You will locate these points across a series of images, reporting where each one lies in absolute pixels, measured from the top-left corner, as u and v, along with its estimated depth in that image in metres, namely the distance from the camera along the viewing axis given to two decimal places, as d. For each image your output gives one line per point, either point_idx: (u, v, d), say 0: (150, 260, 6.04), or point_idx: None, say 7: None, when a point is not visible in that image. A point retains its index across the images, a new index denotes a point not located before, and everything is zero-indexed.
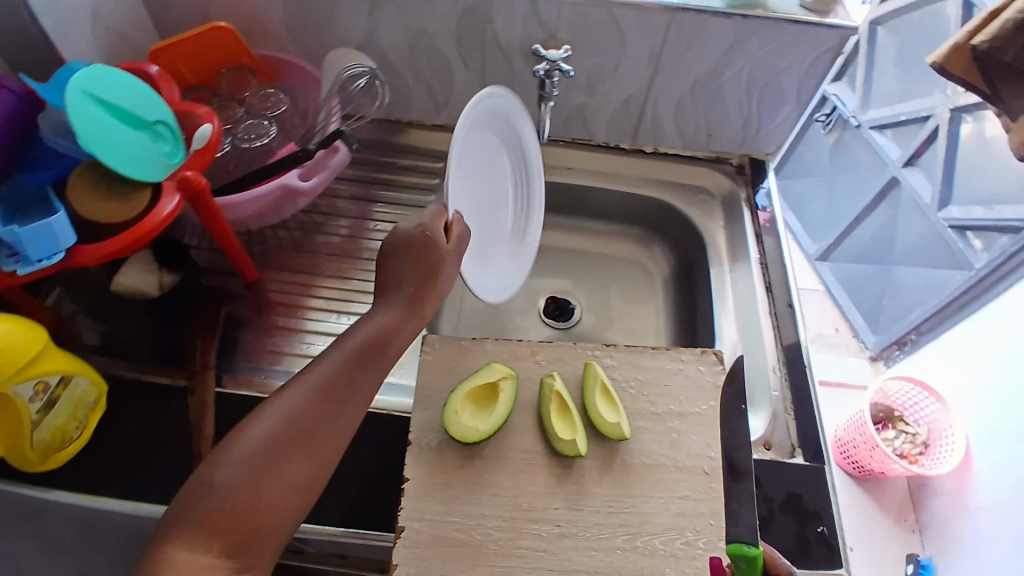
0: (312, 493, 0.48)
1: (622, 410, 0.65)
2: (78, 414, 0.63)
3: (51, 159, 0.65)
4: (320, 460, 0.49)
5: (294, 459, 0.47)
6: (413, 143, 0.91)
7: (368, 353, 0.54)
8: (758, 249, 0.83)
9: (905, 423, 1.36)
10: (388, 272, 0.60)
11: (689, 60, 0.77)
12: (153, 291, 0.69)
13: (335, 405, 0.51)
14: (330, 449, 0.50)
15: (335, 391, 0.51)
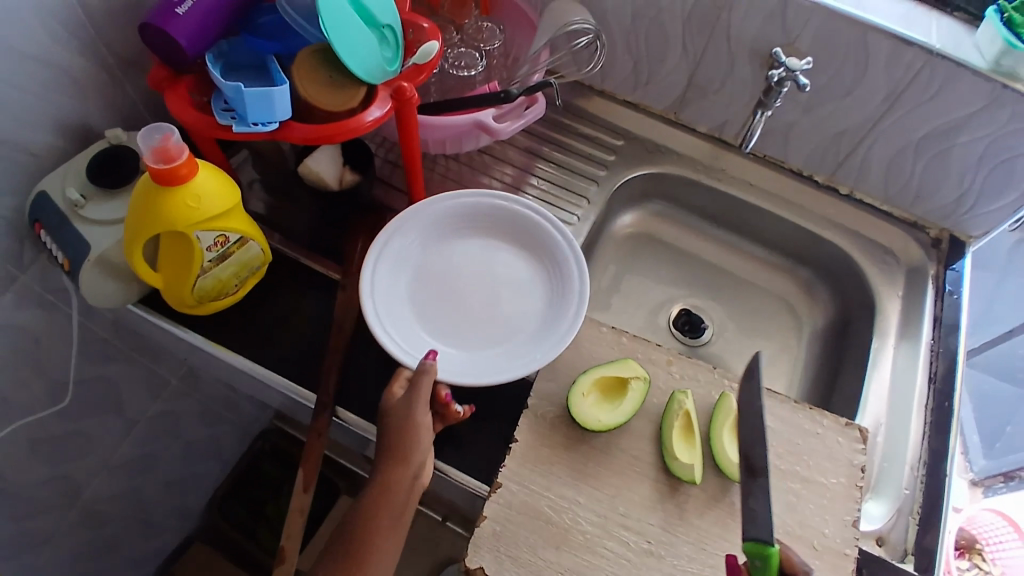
0: (392, 539, 0.55)
1: None
2: (240, 275, 0.66)
3: (278, 32, 0.65)
4: (389, 526, 0.55)
5: (368, 546, 0.54)
6: (598, 113, 0.87)
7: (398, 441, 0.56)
8: (933, 333, 0.75)
9: (982, 558, 1.25)
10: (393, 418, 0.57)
11: (928, 112, 0.70)
12: (332, 184, 0.70)
13: (390, 484, 0.55)
14: (396, 517, 0.55)
15: (386, 482, 0.55)
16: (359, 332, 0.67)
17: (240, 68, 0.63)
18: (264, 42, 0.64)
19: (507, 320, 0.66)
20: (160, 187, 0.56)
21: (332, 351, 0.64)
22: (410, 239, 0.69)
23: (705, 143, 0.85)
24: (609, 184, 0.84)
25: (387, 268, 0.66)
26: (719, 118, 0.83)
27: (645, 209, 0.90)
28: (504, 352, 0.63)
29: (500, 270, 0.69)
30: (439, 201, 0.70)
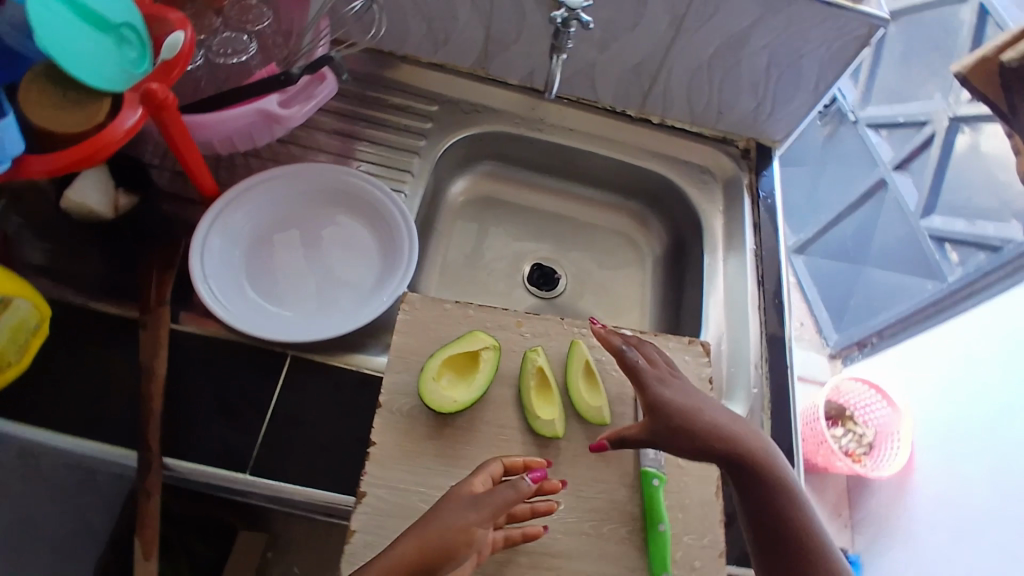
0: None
1: (604, 394, 0.63)
2: (18, 340, 0.56)
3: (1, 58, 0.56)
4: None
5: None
6: (405, 80, 0.83)
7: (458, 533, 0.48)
8: (755, 239, 0.81)
9: (854, 422, 1.40)
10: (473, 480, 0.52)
11: (712, 30, 0.72)
12: (105, 212, 0.61)
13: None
14: None
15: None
16: (179, 371, 0.60)
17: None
18: None
19: (354, 270, 0.69)
20: None
21: (148, 401, 0.56)
22: (234, 225, 0.67)
23: (519, 95, 0.84)
24: (431, 153, 0.80)
25: (216, 258, 0.64)
26: (527, 67, 0.81)
27: (476, 171, 0.88)
28: (355, 300, 0.67)
29: (335, 230, 0.71)
30: (259, 184, 0.69)
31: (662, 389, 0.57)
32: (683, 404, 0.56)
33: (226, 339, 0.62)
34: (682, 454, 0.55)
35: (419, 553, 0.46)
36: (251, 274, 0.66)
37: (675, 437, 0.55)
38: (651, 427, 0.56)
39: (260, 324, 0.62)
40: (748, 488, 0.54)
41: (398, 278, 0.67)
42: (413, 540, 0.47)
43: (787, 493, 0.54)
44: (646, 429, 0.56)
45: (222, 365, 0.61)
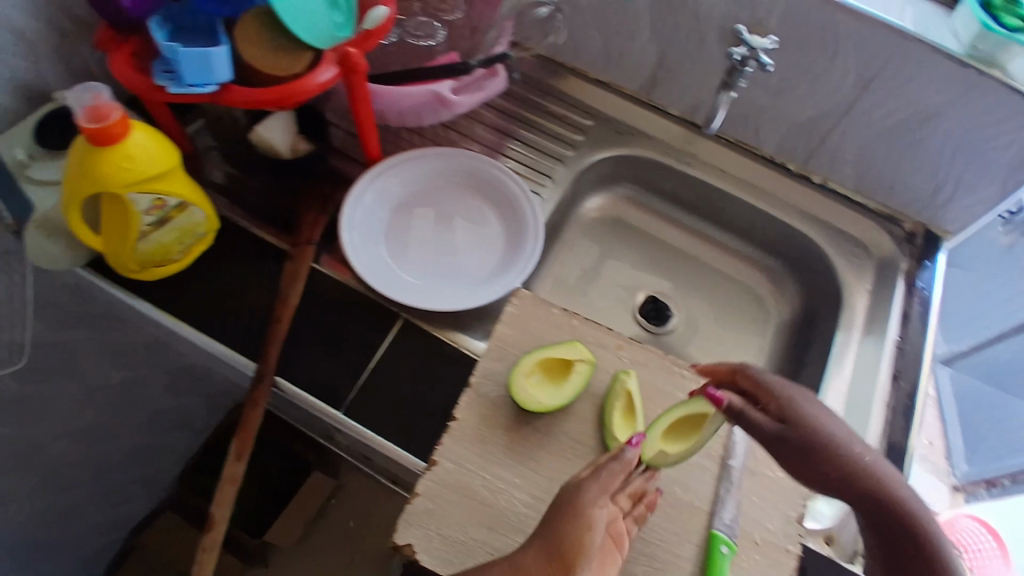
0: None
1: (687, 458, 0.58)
2: (184, 240, 0.63)
3: None
4: None
5: None
6: (567, 91, 0.85)
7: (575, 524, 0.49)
8: (901, 330, 0.74)
9: None
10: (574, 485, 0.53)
11: (902, 97, 0.67)
12: (285, 152, 0.68)
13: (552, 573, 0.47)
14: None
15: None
16: (307, 304, 0.65)
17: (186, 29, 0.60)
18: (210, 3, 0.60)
19: (477, 263, 0.72)
20: (91, 146, 0.53)
21: (278, 323, 0.63)
22: (388, 189, 0.73)
23: (676, 126, 0.83)
24: (575, 165, 0.82)
25: (365, 212, 0.70)
26: (692, 100, 0.80)
27: (615, 192, 0.88)
28: (475, 283, 0.70)
29: (476, 224, 0.74)
30: (418, 158, 0.74)
31: (799, 407, 0.56)
32: (817, 426, 0.55)
33: (352, 287, 0.67)
34: (812, 478, 0.54)
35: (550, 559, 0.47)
36: (390, 234, 0.71)
37: (811, 454, 0.54)
38: (778, 439, 0.55)
39: (383, 281, 0.67)
40: (886, 522, 0.53)
41: (516, 272, 0.69)
42: (546, 549, 0.48)
43: (936, 563, 0.51)
44: (774, 440, 0.55)
45: (343, 312, 0.66)
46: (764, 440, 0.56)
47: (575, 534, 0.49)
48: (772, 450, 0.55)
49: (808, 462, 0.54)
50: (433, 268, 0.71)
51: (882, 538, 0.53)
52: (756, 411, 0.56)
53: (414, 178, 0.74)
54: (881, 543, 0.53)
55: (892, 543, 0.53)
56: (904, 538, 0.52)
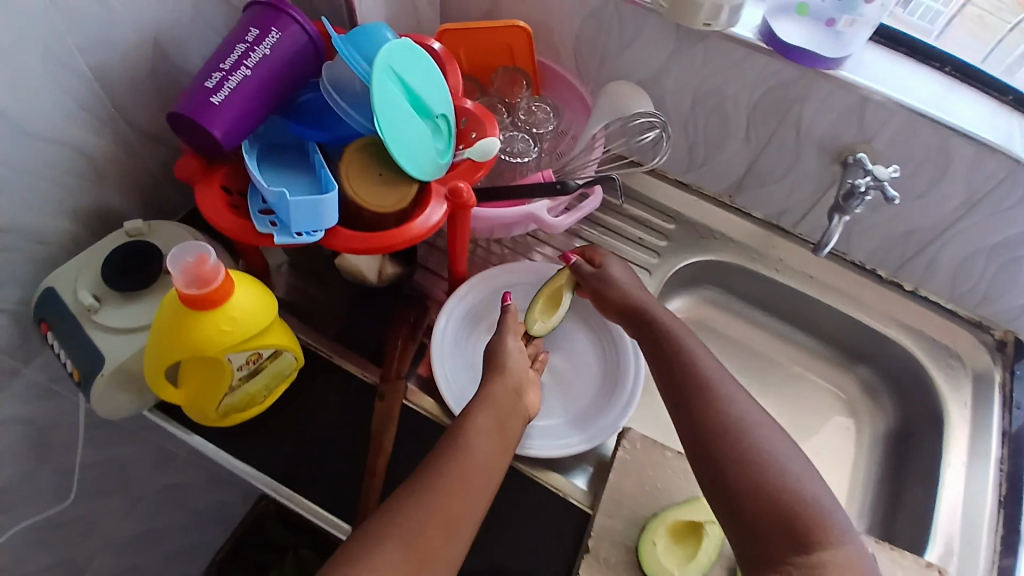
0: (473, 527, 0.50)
1: None
2: (271, 383, 0.58)
3: (321, 117, 0.59)
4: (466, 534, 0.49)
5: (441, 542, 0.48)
6: (647, 193, 0.82)
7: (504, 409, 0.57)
8: (1003, 450, 0.71)
9: None
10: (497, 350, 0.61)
11: (1011, 219, 0.65)
12: (372, 278, 0.65)
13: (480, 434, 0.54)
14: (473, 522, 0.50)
15: (461, 470, 0.51)
16: (401, 449, 0.60)
17: (279, 151, 0.59)
18: (306, 129, 0.58)
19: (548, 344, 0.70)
20: (190, 311, 0.48)
21: (371, 476, 0.57)
22: (475, 312, 0.68)
23: (759, 229, 0.80)
24: (661, 273, 0.78)
25: (454, 344, 0.66)
26: (778, 205, 0.78)
27: (697, 295, 0.84)
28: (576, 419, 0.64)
29: (563, 341, 0.70)
30: (504, 273, 0.70)
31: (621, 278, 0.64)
32: (624, 291, 0.63)
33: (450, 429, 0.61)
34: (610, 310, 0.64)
35: (492, 424, 0.55)
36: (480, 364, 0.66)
37: (604, 289, 0.64)
38: (594, 276, 0.64)
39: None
40: (683, 419, 0.54)
41: (621, 407, 0.64)
42: (490, 415, 0.56)
43: (748, 439, 0.50)
44: (589, 278, 0.65)
45: None
46: (585, 282, 0.65)
47: (497, 387, 0.58)
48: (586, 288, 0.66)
49: (606, 288, 0.63)
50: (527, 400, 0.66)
51: (673, 387, 0.55)
52: (585, 262, 0.66)
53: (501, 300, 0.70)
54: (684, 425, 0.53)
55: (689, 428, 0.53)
56: (694, 438, 0.52)
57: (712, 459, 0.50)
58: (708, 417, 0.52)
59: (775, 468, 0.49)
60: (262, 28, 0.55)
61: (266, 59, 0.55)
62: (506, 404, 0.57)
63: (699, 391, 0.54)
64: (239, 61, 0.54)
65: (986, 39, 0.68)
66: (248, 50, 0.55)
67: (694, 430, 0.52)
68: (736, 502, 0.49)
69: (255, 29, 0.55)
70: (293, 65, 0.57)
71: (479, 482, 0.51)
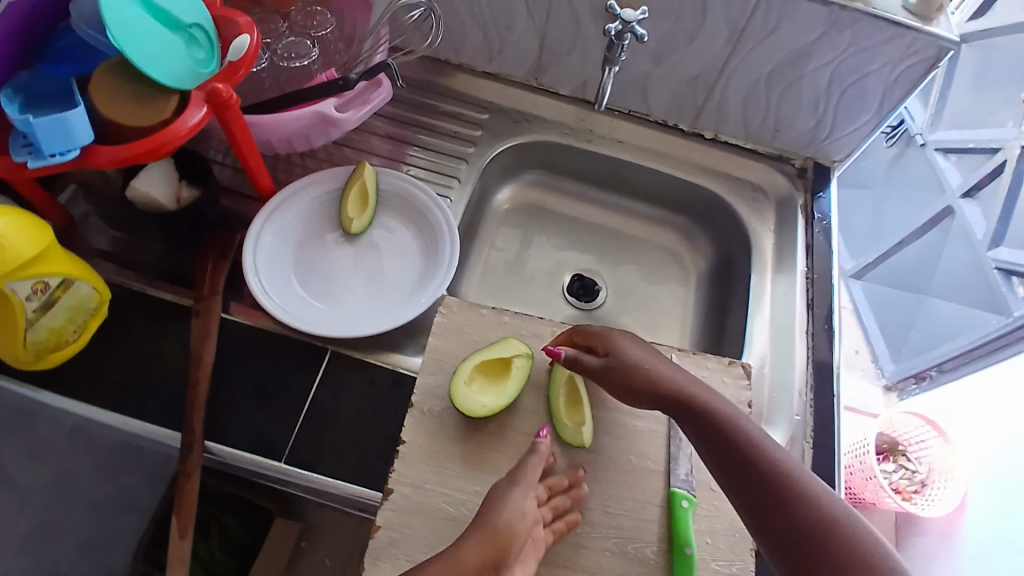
0: None
1: (589, 417, 0.61)
2: (77, 320, 0.59)
3: (80, 57, 0.63)
4: None
5: None
6: (459, 89, 0.85)
7: (512, 514, 0.52)
8: (808, 261, 0.78)
9: (906, 457, 1.28)
10: (499, 504, 0.53)
11: (775, 44, 0.71)
12: (170, 204, 0.64)
13: (513, 530, 0.52)
14: None
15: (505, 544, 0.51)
16: (229, 356, 0.62)
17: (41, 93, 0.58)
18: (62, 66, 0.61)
19: (390, 273, 0.70)
20: None
21: (195, 385, 0.59)
22: (289, 221, 0.70)
23: (569, 106, 0.84)
24: (479, 162, 0.81)
25: (270, 252, 0.67)
26: (579, 77, 0.81)
27: (522, 180, 0.88)
28: (396, 300, 0.68)
29: (384, 235, 0.72)
30: (314, 182, 0.72)
31: (622, 343, 0.60)
32: (659, 369, 0.58)
33: (274, 332, 0.64)
34: (636, 397, 0.58)
35: (492, 545, 0.51)
36: (299, 268, 0.68)
37: (629, 378, 0.58)
38: (606, 369, 0.59)
39: (297, 316, 0.64)
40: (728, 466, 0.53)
41: (436, 281, 0.68)
42: (485, 536, 0.51)
43: (783, 467, 0.51)
44: (603, 372, 0.59)
45: (268, 356, 0.63)
46: (598, 376, 0.59)
47: (497, 516, 0.52)
48: (608, 385, 0.59)
49: (633, 374, 0.58)
50: (350, 294, 0.68)
51: (723, 461, 0.53)
52: (591, 356, 0.60)
53: (316, 208, 0.71)
54: (742, 500, 0.51)
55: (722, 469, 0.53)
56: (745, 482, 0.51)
57: (763, 499, 0.50)
58: (746, 453, 0.52)
59: (816, 491, 0.50)
60: None
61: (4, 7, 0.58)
62: (510, 525, 0.52)
63: (732, 457, 0.53)
64: None
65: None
66: None
67: (744, 484, 0.51)
68: (779, 526, 0.49)
69: None
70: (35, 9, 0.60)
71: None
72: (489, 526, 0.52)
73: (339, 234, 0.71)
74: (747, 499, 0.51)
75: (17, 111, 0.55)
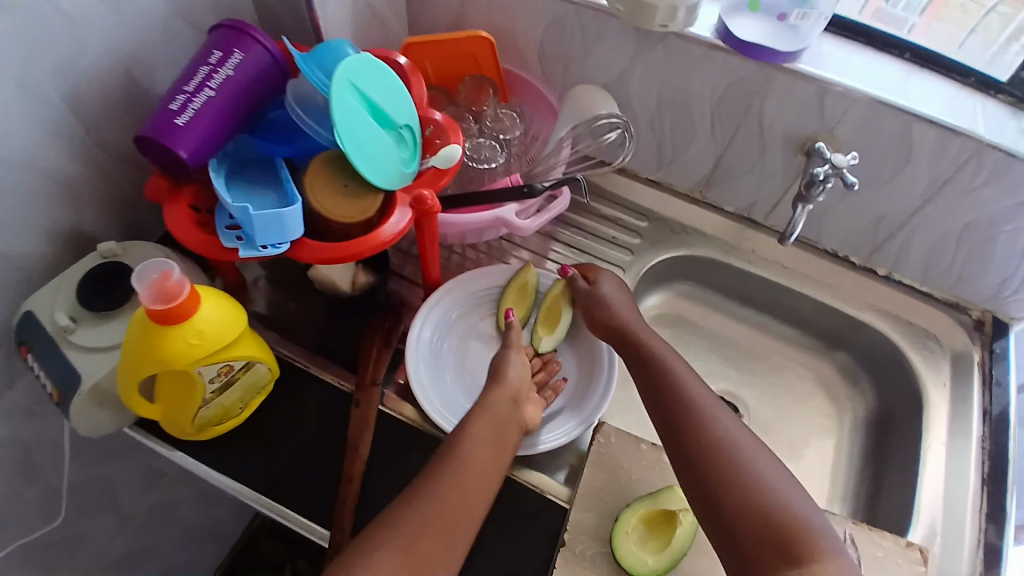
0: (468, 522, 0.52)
1: (651, 555, 0.56)
2: (246, 397, 0.60)
3: (286, 130, 0.61)
4: (466, 523, 0.52)
5: (439, 541, 0.50)
6: (619, 193, 0.84)
7: (503, 415, 0.59)
8: (984, 429, 0.71)
9: None
10: (499, 373, 0.63)
11: (982, 199, 0.66)
12: (344, 287, 0.66)
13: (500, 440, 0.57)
14: (470, 521, 0.52)
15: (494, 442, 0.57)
16: (379, 453, 0.61)
17: (247, 169, 0.60)
18: (273, 145, 0.60)
19: None
20: (160, 325, 0.51)
21: (349, 481, 0.58)
22: (448, 315, 0.69)
23: (732, 224, 0.81)
24: (635, 270, 0.80)
25: (429, 347, 0.67)
26: (749, 199, 0.79)
27: (673, 290, 0.86)
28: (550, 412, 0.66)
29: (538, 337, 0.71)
30: (476, 277, 0.71)
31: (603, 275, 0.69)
32: (613, 309, 0.66)
33: (429, 432, 0.63)
34: (603, 329, 0.66)
35: (489, 425, 0.58)
36: (453, 363, 0.68)
37: (595, 307, 0.67)
38: (586, 294, 0.68)
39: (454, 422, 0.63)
40: (671, 450, 0.56)
41: (594, 402, 0.65)
42: (484, 422, 0.58)
43: (729, 439, 0.53)
44: (583, 297, 0.68)
45: (414, 460, 0.61)
46: (580, 301, 0.68)
47: (494, 396, 0.60)
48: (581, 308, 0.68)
49: (598, 307, 0.67)
50: None
51: (659, 407, 0.58)
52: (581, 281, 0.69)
53: (474, 301, 0.71)
54: (674, 451, 0.55)
55: (662, 425, 0.57)
56: (681, 459, 0.54)
57: (701, 471, 0.53)
58: (691, 430, 0.55)
59: (783, 502, 0.50)
60: (225, 50, 0.58)
61: (228, 82, 0.57)
62: (505, 413, 0.59)
63: (685, 418, 0.56)
64: (202, 83, 0.57)
65: (965, 23, 0.68)
66: (211, 71, 0.57)
67: (675, 438, 0.55)
68: (712, 510, 0.51)
69: (218, 51, 0.58)
70: (257, 84, 0.59)
71: (493, 453, 0.56)
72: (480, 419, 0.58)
73: (494, 332, 0.71)
74: (690, 476, 0.53)
75: (226, 190, 0.56)
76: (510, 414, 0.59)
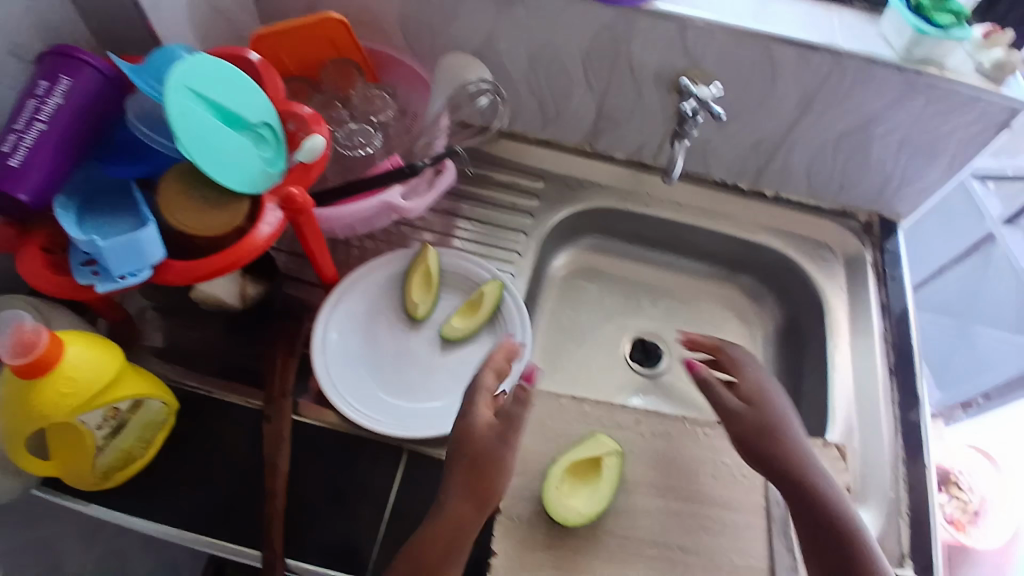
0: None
1: (583, 505, 0.57)
2: (146, 436, 0.57)
3: (135, 151, 0.58)
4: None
5: None
6: (511, 156, 0.83)
7: (480, 467, 0.52)
8: (882, 323, 0.75)
9: (959, 487, 1.13)
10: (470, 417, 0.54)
11: (850, 105, 0.68)
12: (232, 300, 0.63)
13: (479, 492, 0.51)
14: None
15: (479, 492, 0.52)
16: (302, 464, 0.60)
17: (94, 198, 0.55)
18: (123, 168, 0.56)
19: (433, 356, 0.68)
20: (28, 379, 0.48)
21: (273, 498, 0.57)
22: (352, 314, 0.68)
23: (626, 170, 0.82)
24: (538, 232, 0.79)
25: (337, 348, 0.65)
26: (637, 143, 0.80)
27: (579, 245, 0.86)
28: (469, 389, 0.66)
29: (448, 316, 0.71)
30: (374, 269, 0.70)
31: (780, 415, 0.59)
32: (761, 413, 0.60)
33: (347, 433, 0.62)
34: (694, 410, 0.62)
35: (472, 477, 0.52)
36: (366, 359, 0.66)
37: (763, 435, 0.58)
38: (742, 416, 0.60)
39: (371, 417, 0.62)
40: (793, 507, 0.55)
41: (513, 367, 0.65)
42: (465, 473, 0.52)
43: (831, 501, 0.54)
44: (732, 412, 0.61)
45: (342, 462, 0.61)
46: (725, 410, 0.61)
47: (476, 445, 0.52)
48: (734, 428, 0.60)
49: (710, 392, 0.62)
50: (423, 385, 0.66)
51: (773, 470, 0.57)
52: (724, 391, 0.62)
53: (376, 294, 0.70)
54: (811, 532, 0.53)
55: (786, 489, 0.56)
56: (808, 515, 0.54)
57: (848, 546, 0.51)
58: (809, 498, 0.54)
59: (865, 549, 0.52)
60: (51, 79, 0.53)
61: (61, 112, 0.53)
62: (485, 459, 0.52)
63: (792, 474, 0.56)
64: (31, 117, 0.52)
65: None
66: (39, 104, 0.53)
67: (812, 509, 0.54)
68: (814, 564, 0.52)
69: (44, 80, 0.53)
70: (94, 108, 0.55)
71: (476, 508, 0.51)
72: (459, 473, 0.52)
73: (404, 320, 0.70)
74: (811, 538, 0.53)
75: (74, 224, 0.52)
76: (490, 457, 0.53)
